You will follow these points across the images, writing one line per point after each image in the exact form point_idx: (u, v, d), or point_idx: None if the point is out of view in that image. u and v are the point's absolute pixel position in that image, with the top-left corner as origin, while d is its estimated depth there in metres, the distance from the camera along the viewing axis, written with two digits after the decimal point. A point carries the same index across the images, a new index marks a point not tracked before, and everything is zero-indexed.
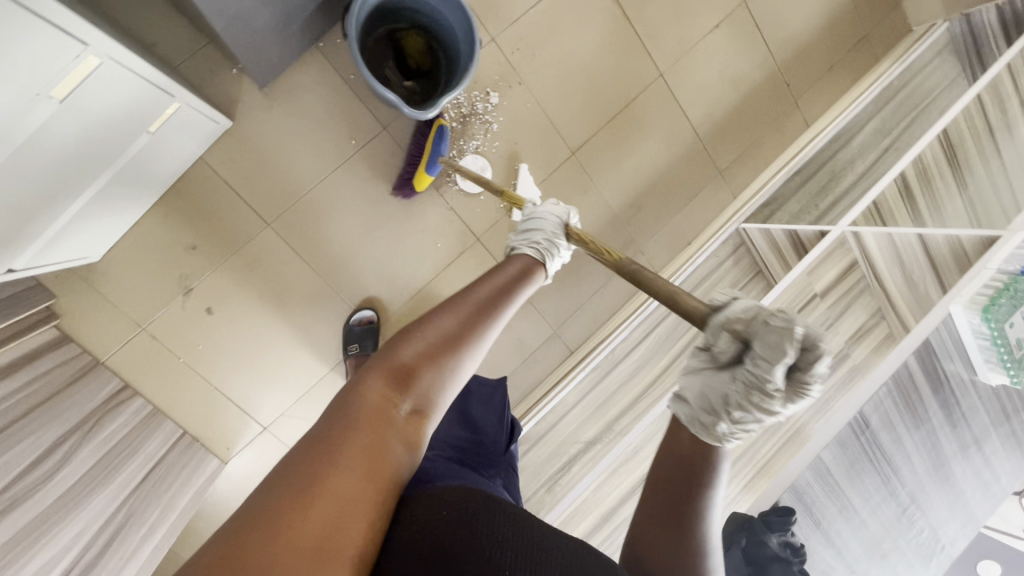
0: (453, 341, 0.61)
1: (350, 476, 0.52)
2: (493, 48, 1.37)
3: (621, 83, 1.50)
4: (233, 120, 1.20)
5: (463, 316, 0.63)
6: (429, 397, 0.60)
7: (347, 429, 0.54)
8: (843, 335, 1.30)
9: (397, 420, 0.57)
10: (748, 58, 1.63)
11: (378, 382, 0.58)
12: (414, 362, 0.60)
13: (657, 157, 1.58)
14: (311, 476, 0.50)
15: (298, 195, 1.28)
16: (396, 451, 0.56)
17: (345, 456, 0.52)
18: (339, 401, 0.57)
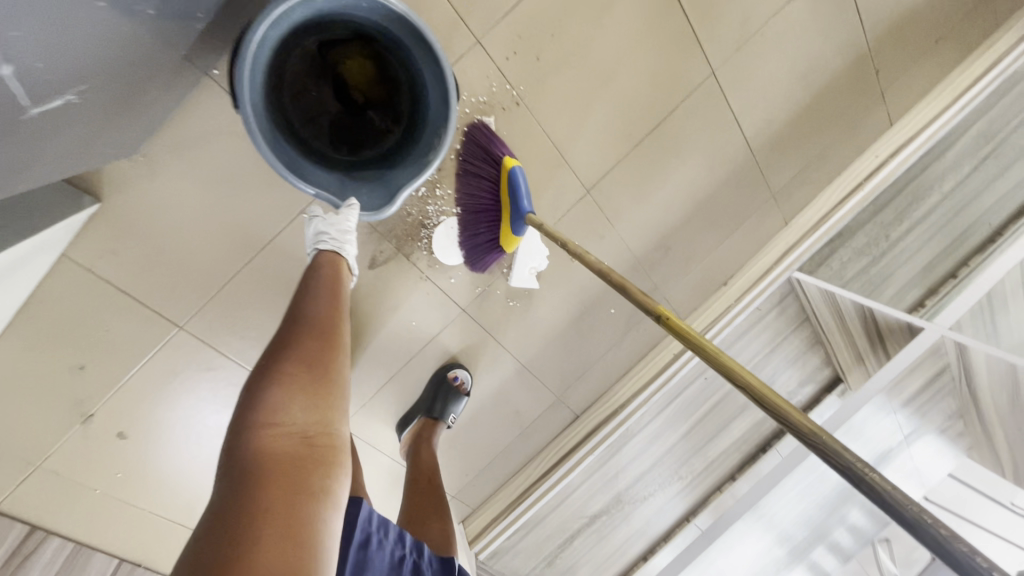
0: (317, 348, 0.67)
1: (288, 504, 0.53)
2: (479, 55, 0.94)
3: (657, 87, 1.08)
4: (100, 200, 0.83)
5: (312, 322, 0.70)
6: (321, 401, 0.63)
7: (263, 461, 0.55)
8: (922, 427, 1.12)
9: (297, 453, 0.57)
10: (831, 38, 1.18)
11: (269, 414, 0.58)
12: (294, 379, 0.63)
13: (696, 184, 1.21)
14: (239, 539, 0.48)
15: (220, 284, 0.95)
16: (319, 469, 0.58)
17: (285, 482, 0.54)
18: (234, 455, 0.56)
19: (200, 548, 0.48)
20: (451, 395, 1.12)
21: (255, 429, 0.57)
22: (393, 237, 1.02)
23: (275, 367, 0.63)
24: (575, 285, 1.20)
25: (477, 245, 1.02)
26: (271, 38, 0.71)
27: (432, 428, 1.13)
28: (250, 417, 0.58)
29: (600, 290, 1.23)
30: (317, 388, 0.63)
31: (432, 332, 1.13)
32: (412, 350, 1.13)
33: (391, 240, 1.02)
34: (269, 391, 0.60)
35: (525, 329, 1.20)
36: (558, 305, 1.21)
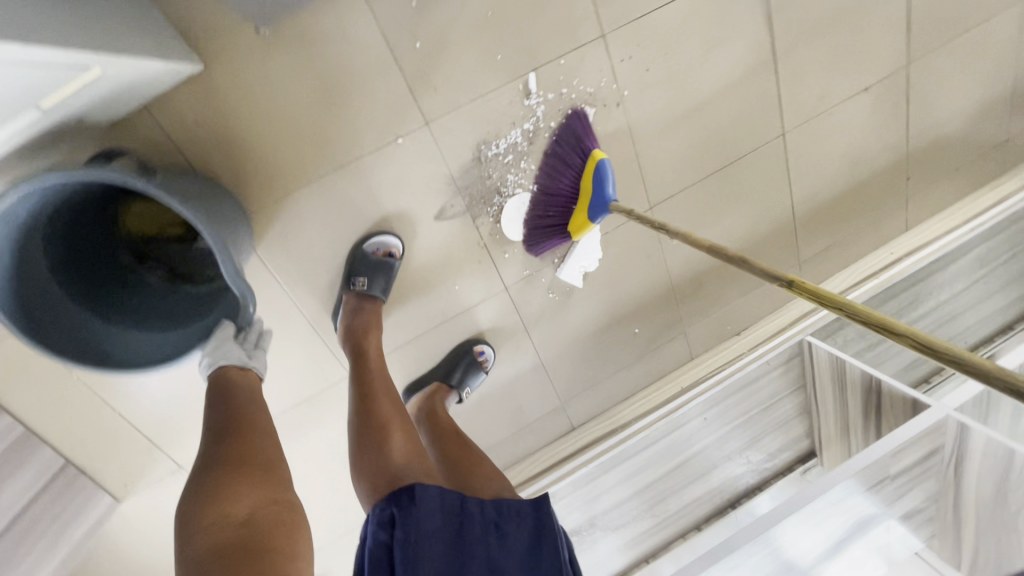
0: (246, 449, 0.70)
1: (259, 558, 0.57)
2: (599, 48, 0.98)
3: (737, 130, 1.15)
4: (203, 65, 0.80)
5: (234, 431, 0.73)
6: (259, 479, 0.66)
7: (221, 547, 0.58)
8: (897, 512, 1.12)
9: (248, 523, 0.61)
10: (881, 136, 1.31)
11: (207, 507, 0.62)
12: (229, 474, 0.66)
13: (740, 232, 1.28)
14: None
15: (283, 190, 0.90)
16: (276, 529, 0.61)
17: (252, 548, 0.58)
18: (193, 564, 0.57)
19: None
20: (472, 369, 1.09)
21: (201, 534, 0.59)
22: (467, 195, 1.00)
23: (205, 477, 0.65)
24: (613, 295, 1.22)
25: (544, 226, 1.02)
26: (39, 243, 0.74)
27: (444, 395, 1.08)
28: (189, 523, 0.61)
29: (632, 305, 1.25)
30: (248, 468, 0.68)
31: (470, 303, 1.10)
32: (445, 315, 1.09)
33: (463, 197, 1.00)
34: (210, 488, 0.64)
35: (555, 325, 1.19)
36: (591, 310, 1.21)
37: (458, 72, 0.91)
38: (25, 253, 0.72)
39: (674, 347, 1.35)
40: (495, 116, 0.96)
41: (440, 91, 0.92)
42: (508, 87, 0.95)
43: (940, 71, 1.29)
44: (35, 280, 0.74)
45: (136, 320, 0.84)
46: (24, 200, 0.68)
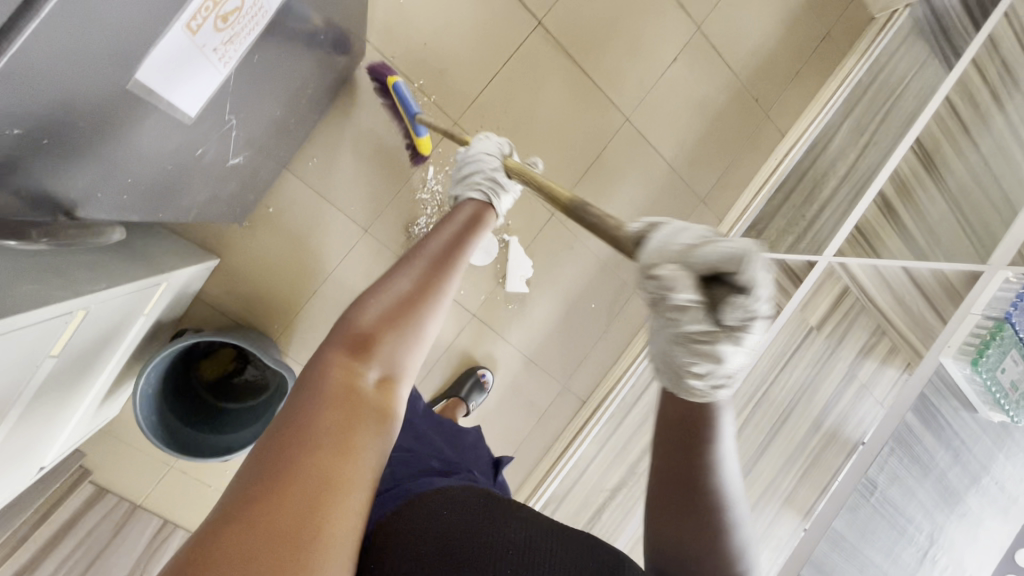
0: (409, 303, 0.63)
1: (343, 429, 0.53)
2: (458, 131, 1.39)
3: (588, 135, 1.51)
4: (220, 257, 1.24)
5: (418, 276, 0.65)
6: (398, 354, 0.61)
7: (329, 389, 0.55)
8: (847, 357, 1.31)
9: (363, 394, 0.57)
10: (711, 83, 1.62)
11: (357, 334, 0.60)
12: (390, 313, 0.62)
13: (639, 198, 1.60)
14: (300, 451, 0.49)
15: (296, 313, 1.32)
16: (371, 420, 0.56)
17: (345, 412, 0.54)
18: (317, 374, 0.56)
19: (258, 455, 0.50)
20: (475, 386, 1.44)
21: (339, 356, 0.58)
22: None
23: (374, 308, 0.62)
24: (560, 286, 1.54)
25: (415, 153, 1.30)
26: (156, 401, 1.06)
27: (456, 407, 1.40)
28: (340, 334, 0.60)
29: (579, 288, 1.56)
30: (402, 321, 0.62)
31: (452, 335, 1.46)
32: (440, 350, 1.46)
33: None
34: (335, 369, 0.57)
35: (525, 326, 1.52)
36: (549, 304, 1.54)
37: (375, 190, 1.34)
38: (157, 406, 1.07)
39: (633, 305, 1.62)
40: (410, 206, 1.37)
41: (366, 207, 1.34)
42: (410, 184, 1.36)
43: (733, 17, 1.61)
44: (169, 422, 1.09)
45: (227, 429, 1.16)
46: (150, 372, 1.04)
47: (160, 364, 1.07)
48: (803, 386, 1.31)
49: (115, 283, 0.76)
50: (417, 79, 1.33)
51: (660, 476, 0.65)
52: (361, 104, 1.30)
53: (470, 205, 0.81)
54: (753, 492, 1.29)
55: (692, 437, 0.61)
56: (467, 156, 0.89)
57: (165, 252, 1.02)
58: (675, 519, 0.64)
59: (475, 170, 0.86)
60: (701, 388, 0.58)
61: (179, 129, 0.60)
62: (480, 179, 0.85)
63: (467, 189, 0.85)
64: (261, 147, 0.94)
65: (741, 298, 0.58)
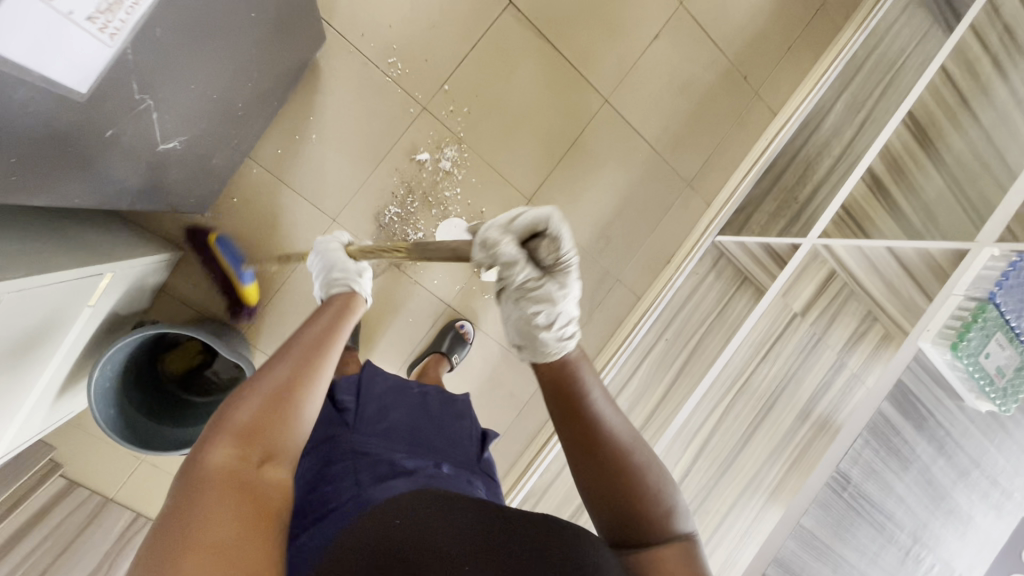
0: (286, 384, 0.61)
1: (234, 508, 0.48)
2: (427, 116, 1.35)
3: (565, 118, 1.46)
4: (185, 249, 1.23)
5: (293, 359, 0.64)
6: (287, 431, 0.58)
7: (211, 476, 0.50)
8: (835, 345, 1.24)
9: (251, 477, 0.52)
10: (696, 61, 1.55)
11: (231, 424, 0.55)
12: (265, 395, 0.59)
13: (621, 182, 1.54)
14: (184, 544, 0.44)
15: (264, 304, 1.30)
16: (266, 498, 0.51)
17: (235, 495, 0.49)
18: (196, 469, 0.51)
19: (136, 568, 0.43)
20: (457, 340, 1.40)
21: (218, 443, 0.53)
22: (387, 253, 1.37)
23: (249, 388, 0.59)
24: None
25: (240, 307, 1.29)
26: (115, 394, 1.05)
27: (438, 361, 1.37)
28: (212, 427, 0.55)
29: None
30: (278, 397, 0.59)
31: (426, 326, 1.43)
32: (414, 342, 1.43)
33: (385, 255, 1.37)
34: (216, 456, 0.52)
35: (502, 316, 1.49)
36: None
37: (342, 178, 1.31)
38: (117, 398, 1.06)
39: (616, 294, 1.57)
40: (379, 194, 1.34)
41: (333, 196, 1.31)
42: (376, 172, 1.33)
43: None
44: (129, 415, 1.08)
45: (190, 423, 1.16)
46: (108, 364, 1.03)
47: (121, 356, 1.06)
48: (789, 375, 1.25)
49: (40, 273, 0.75)
50: (383, 63, 1.30)
51: (570, 438, 0.67)
52: (325, 90, 1.27)
53: (340, 297, 0.86)
54: (735, 486, 1.23)
55: (567, 393, 0.67)
56: (325, 261, 0.95)
57: (118, 243, 1.01)
58: (592, 469, 0.65)
59: (336, 270, 0.92)
60: (556, 342, 0.71)
61: (77, 107, 0.57)
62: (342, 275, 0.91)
63: (336, 284, 0.89)
64: (207, 137, 0.92)
65: (547, 248, 0.69)
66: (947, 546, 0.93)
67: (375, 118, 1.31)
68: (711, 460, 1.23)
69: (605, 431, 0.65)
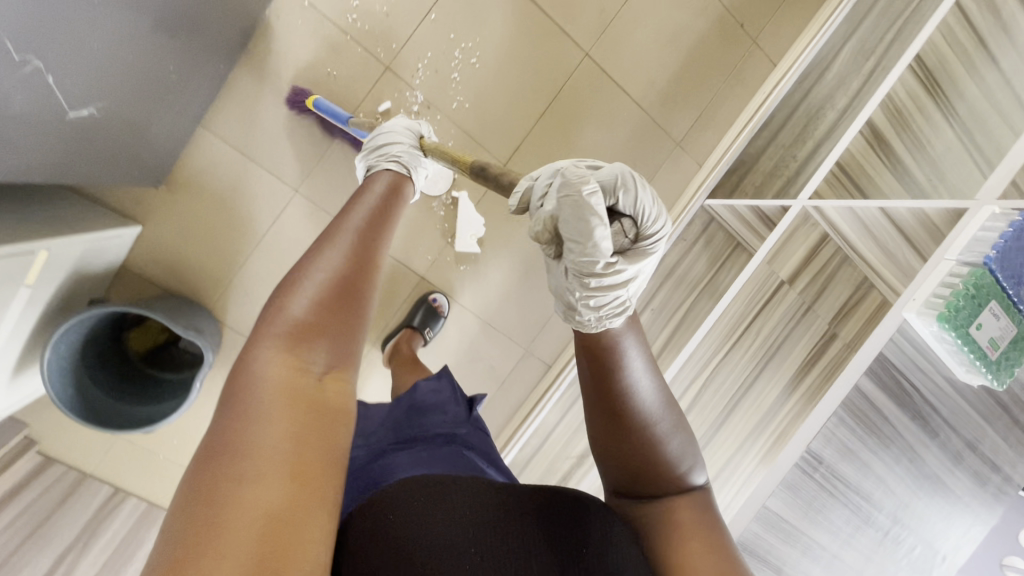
0: (349, 279, 0.56)
1: (286, 434, 0.44)
2: (391, 77, 1.26)
3: (542, 74, 1.36)
4: (142, 224, 1.19)
5: (344, 255, 0.57)
6: (342, 337, 0.53)
7: (263, 392, 0.45)
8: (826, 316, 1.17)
9: (308, 387, 0.48)
10: (686, 8, 1.42)
11: (273, 330, 0.50)
12: (343, 288, 0.55)
13: (604, 144, 1.45)
14: (229, 479, 0.40)
15: (230, 279, 1.27)
16: (322, 414, 0.47)
17: (284, 415, 0.45)
18: (248, 384, 0.46)
19: (194, 482, 0.40)
20: (430, 314, 1.36)
21: (266, 354, 0.48)
22: None
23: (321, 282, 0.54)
24: (515, 244, 1.42)
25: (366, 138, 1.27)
26: (73, 374, 1.04)
27: (410, 336, 1.34)
28: (259, 333, 0.50)
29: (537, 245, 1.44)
30: (359, 286, 0.56)
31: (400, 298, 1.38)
32: (388, 315, 1.39)
33: None
34: (269, 364, 0.47)
35: (479, 287, 1.43)
36: (504, 264, 1.43)
37: (302, 145, 1.24)
38: (77, 379, 1.05)
39: None
40: (343, 162, 1.27)
41: (293, 165, 1.25)
42: (338, 138, 1.26)
43: None
44: (90, 395, 1.07)
45: (156, 402, 1.15)
46: (64, 344, 1.00)
47: (79, 336, 1.04)
48: (775, 347, 1.18)
49: None
50: (339, 17, 1.20)
51: (592, 401, 0.64)
52: (278, 50, 1.19)
53: (385, 174, 0.78)
54: (723, 458, 1.19)
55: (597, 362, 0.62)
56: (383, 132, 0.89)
57: (61, 219, 0.97)
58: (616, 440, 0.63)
59: (391, 144, 0.85)
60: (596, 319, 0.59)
61: None
62: (400, 161, 0.83)
63: (384, 159, 0.83)
64: (130, 109, 0.86)
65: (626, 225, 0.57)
66: (934, 529, 0.92)
67: (333, 79, 1.23)
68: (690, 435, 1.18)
69: (634, 403, 0.61)
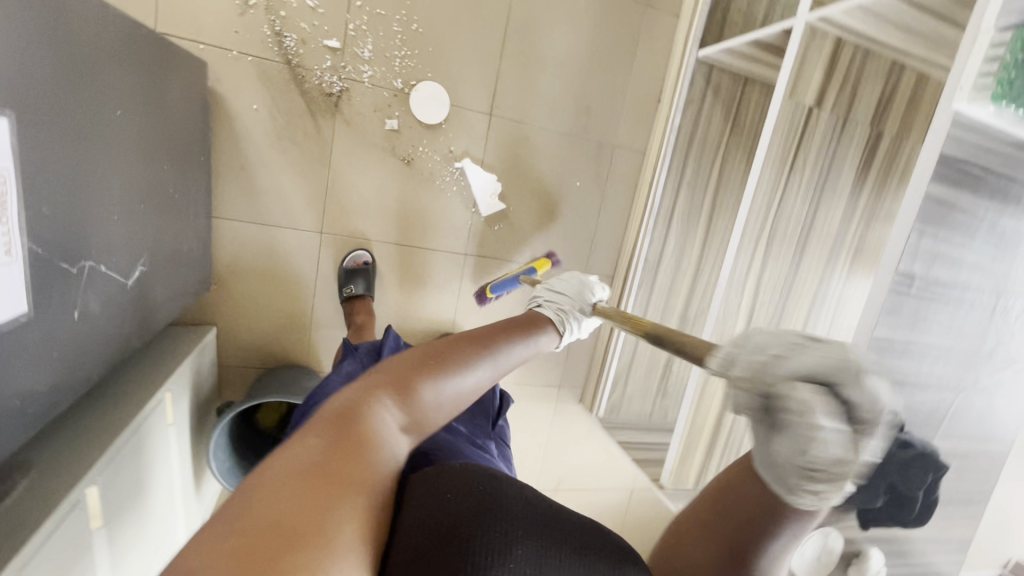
0: (458, 362, 0.59)
1: (351, 457, 0.46)
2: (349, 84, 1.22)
3: (485, 4, 1.27)
4: (215, 323, 1.27)
5: (462, 344, 0.61)
6: (426, 409, 0.55)
7: (353, 418, 0.49)
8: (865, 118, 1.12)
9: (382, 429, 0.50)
10: None
11: (382, 376, 0.55)
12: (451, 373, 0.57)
13: (575, 44, 1.36)
14: (301, 462, 0.43)
15: (307, 333, 1.36)
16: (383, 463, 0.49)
17: (356, 443, 0.47)
18: (347, 403, 0.51)
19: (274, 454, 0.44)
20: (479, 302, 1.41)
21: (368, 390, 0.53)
22: (385, 236, 1.34)
23: (437, 355, 0.58)
24: (533, 183, 1.42)
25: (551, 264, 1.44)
26: (236, 468, 1.19)
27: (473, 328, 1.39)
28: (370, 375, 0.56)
29: (554, 174, 1.43)
30: (466, 375, 0.59)
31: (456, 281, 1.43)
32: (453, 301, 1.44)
33: (384, 239, 1.34)
34: (363, 397, 0.52)
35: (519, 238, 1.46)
36: (531, 206, 1.44)
37: (305, 189, 1.26)
38: (242, 470, 1.20)
39: (620, 160, 1.48)
40: (346, 186, 1.28)
41: (306, 211, 1.27)
42: (332, 166, 1.26)
43: None
44: None
45: None
46: (219, 450, 1.14)
47: (225, 439, 1.17)
48: (824, 171, 1.15)
49: (141, 411, 0.82)
50: (274, 52, 1.15)
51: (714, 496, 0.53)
52: (238, 113, 1.17)
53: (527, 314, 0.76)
54: (809, 291, 1.23)
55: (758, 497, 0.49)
56: (569, 280, 0.92)
57: (164, 350, 1.06)
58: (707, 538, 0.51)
59: (563, 294, 0.86)
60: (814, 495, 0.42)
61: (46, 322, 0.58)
62: (560, 307, 0.83)
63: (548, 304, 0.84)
64: (163, 242, 0.90)
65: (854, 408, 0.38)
66: None
67: (300, 114, 1.20)
68: (773, 290, 1.20)
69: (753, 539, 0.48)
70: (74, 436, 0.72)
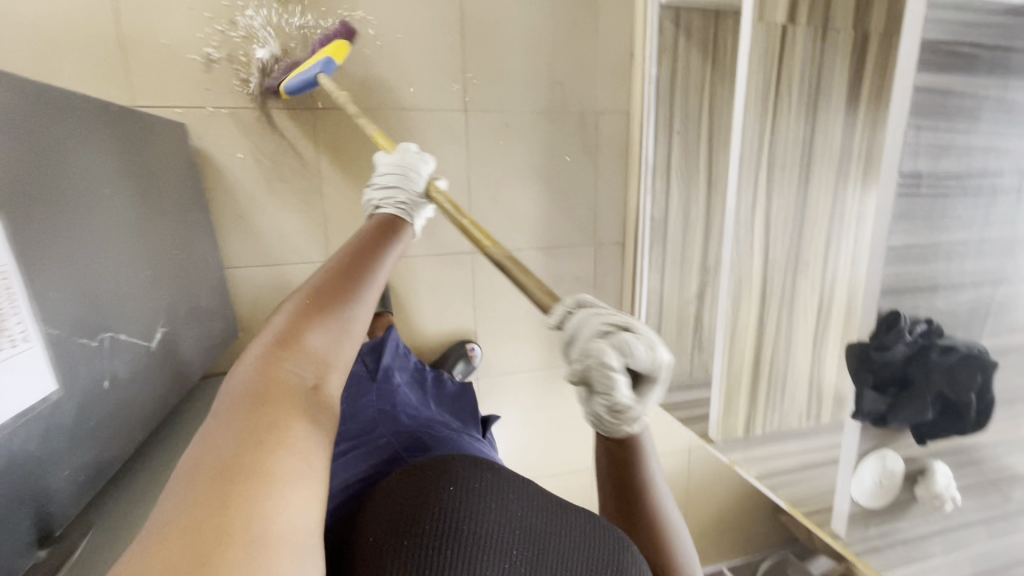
0: (330, 294, 0.58)
1: (258, 421, 0.45)
2: (323, 113, 1.24)
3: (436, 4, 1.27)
4: None
5: (325, 278, 0.60)
6: (320, 345, 0.54)
7: (243, 391, 0.47)
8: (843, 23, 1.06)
9: (287, 386, 0.49)
10: None
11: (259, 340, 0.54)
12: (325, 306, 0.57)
13: (533, 21, 1.34)
14: (205, 456, 0.42)
15: None
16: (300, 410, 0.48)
17: (256, 408, 0.46)
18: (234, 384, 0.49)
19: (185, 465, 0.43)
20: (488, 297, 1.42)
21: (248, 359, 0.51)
22: None
23: (303, 298, 0.57)
24: (522, 168, 1.42)
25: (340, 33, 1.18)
26: None
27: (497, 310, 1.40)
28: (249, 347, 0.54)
29: (541, 154, 1.42)
30: (340, 301, 0.58)
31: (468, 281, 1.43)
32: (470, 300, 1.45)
33: None
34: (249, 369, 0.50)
35: (520, 225, 1.45)
36: (526, 191, 1.43)
37: (305, 223, 1.29)
38: None
39: (605, 126, 1.45)
40: (342, 212, 1.31)
41: (310, 245, 1.31)
42: (325, 196, 1.29)
43: None
44: None
45: None
46: None
47: None
48: (814, 88, 1.10)
49: None
50: (246, 101, 1.19)
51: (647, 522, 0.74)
52: (226, 166, 1.21)
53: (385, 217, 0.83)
54: (824, 214, 1.18)
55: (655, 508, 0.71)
56: (395, 165, 0.93)
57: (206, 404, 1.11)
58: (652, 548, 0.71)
59: (398, 184, 0.90)
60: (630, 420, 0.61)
61: (79, 397, 0.62)
62: (399, 201, 0.88)
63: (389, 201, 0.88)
64: (179, 303, 0.95)
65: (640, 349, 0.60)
66: None
67: (284, 152, 1.24)
68: (785, 220, 1.16)
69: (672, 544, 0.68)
70: (134, 494, 0.77)
